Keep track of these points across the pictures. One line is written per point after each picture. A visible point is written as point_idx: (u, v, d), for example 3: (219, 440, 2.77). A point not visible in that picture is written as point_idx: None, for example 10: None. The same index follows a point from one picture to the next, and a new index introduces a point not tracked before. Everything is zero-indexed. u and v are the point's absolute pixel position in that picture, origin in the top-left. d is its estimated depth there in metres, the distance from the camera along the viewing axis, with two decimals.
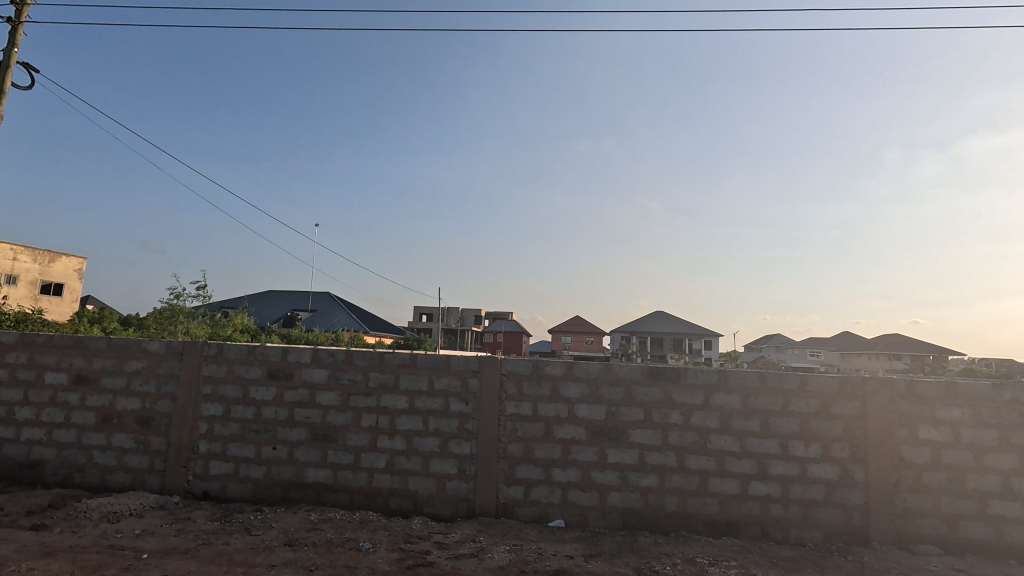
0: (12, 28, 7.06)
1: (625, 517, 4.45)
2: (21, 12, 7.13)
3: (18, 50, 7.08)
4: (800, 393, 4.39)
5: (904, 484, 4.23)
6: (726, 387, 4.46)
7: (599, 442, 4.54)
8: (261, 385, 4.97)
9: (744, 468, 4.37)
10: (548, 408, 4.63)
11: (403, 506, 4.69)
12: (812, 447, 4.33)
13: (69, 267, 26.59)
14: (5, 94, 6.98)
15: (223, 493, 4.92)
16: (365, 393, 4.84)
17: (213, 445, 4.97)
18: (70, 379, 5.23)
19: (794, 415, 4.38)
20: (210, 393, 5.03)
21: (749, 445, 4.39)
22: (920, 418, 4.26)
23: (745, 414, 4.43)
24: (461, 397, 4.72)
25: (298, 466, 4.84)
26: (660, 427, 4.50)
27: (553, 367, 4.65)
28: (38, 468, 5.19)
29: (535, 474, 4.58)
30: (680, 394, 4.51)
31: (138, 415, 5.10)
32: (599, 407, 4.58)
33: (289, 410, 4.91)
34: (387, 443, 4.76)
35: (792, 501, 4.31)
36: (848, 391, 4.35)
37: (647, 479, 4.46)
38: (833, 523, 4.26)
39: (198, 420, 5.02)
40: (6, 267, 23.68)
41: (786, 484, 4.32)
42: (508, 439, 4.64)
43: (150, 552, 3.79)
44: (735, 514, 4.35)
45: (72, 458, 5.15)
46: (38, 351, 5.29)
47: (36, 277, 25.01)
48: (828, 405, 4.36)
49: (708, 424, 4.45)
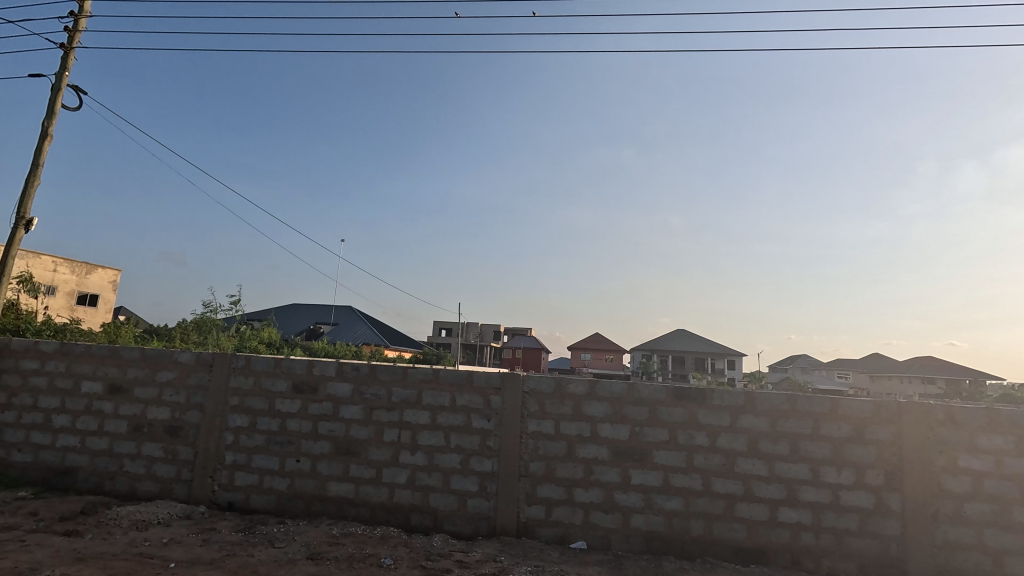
0: (65, 53, 7.49)
1: (649, 541, 4.35)
2: (73, 38, 7.56)
3: (68, 73, 7.49)
4: (830, 416, 4.28)
5: (943, 514, 4.04)
6: (754, 409, 4.37)
7: (623, 462, 4.47)
8: (286, 398, 5.05)
9: (774, 494, 4.25)
10: (571, 426, 4.58)
11: (423, 523, 4.68)
12: (845, 473, 4.19)
13: (106, 279, 27.70)
14: (56, 112, 7.37)
15: (246, 504, 4.98)
16: (388, 408, 4.87)
17: (238, 456, 5.05)
18: (105, 388, 5.39)
19: (825, 440, 4.26)
20: (237, 405, 5.12)
21: (778, 468, 4.27)
22: (960, 446, 4.08)
23: (774, 437, 4.32)
24: (482, 414, 4.71)
25: (321, 479, 4.87)
26: (685, 448, 4.41)
27: (575, 386, 4.62)
28: (71, 475, 5.33)
29: (556, 494, 4.52)
30: (705, 415, 4.42)
31: (167, 425, 5.21)
32: (623, 427, 4.52)
33: (313, 423, 4.97)
34: (409, 458, 4.77)
35: (825, 529, 4.16)
36: (882, 415, 4.21)
37: (671, 501, 4.36)
38: (868, 554, 4.09)
39: (225, 431, 5.11)
40: (47, 278, 24.68)
41: (818, 511, 4.18)
42: (530, 457, 4.60)
43: (177, 562, 3.84)
44: (764, 540, 4.21)
45: (103, 465, 5.28)
46: (76, 361, 5.48)
47: (73, 288, 25.93)
48: (861, 429, 4.22)
49: (734, 446, 4.35)
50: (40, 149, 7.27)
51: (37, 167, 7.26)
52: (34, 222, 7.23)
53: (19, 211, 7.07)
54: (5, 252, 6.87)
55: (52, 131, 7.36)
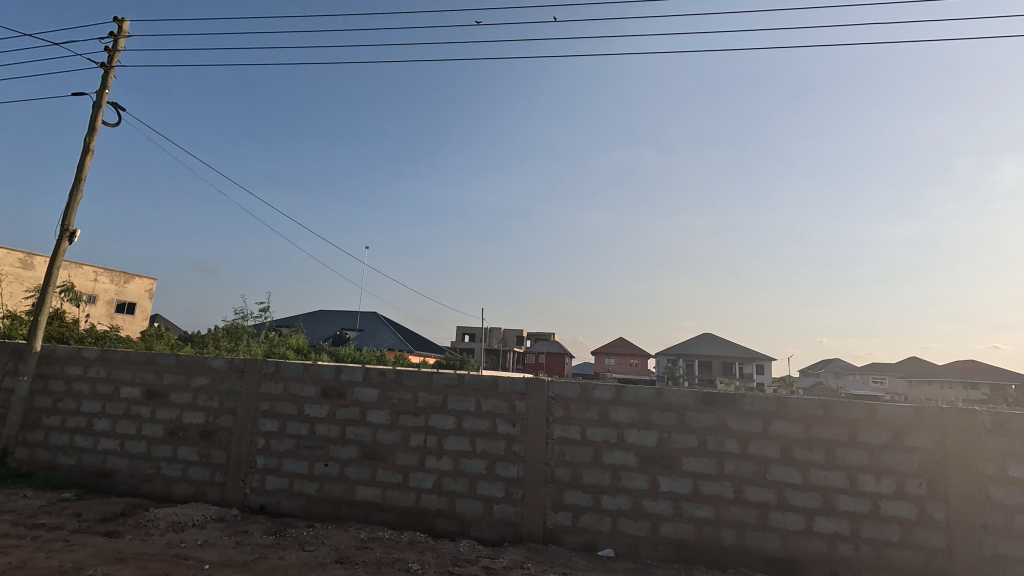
0: (105, 71, 7.83)
1: (678, 550, 4.26)
2: (112, 57, 7.89)
3: (108, 91, 7.82)
4: (868, 423, 4.13)
5: (992, 526, 3.84)
6: (786, 414, 4.26)
7: (650, 469, 4.40)
8: (314, 403, 5.13)
9: (809, 503, 4.12)
10: (597, 432, 4.54)
11: (450, 528, 4.68)
12: (884, 482, 4.04)
13: (143, 288, 28.73)
14: (96, 128, 7.70)
15: (277, 508, 5.07)
16: (414, 414, 4.90)
17: (269, 460, 5.15)
18: (142, 393, 5.58)
19: (863, 447, 4.11)
20: (267, 409, 5.23)
21: (813, 477, 4.14)
22: (1009, 454, 3.88)
23: (808, 444, 4.19)
24: (508, 419, 4.70)
25: (349, 483, 4.93)
26: (715, 455, 4.31)
27: (601, 391, 4.57)
28: (111, 478, 5.52)
29: (583, 501, 4.48)
30: (736, 421, 4.32)
31: (201, 429, 5.36)
32: (650, 433, 4.45)
33: (341, 428, 5.04)
34: (435, 463, 4.79)
35: (864, 540, 4.01)
36: (923, 422, 4.04)
37: (701, 509, 4.26)
38: (911, 567, 3.92)
39: (256, 436, 5.22)
40: (88, 287, 25.73)
41: (857, 521, 4.03)
42: (556, 463, 4.57)
43: (212, 563, 3.92)
44: (799, 551, 4.08)
45: (141, 468, 5.46)
46: (115, 367, 5.68)
47: (112, 297, 26.96)
48: (901, 436, 4.06)
49: (766, 453, 4.24)
50: (82, 164, 7.60)
51: (80, 180, 7.59)
52: (76, 234, 7.55)
53: (63, 224, 7.39)
54: (51, 263, 7.19)
55: (93, 146, 7.69)
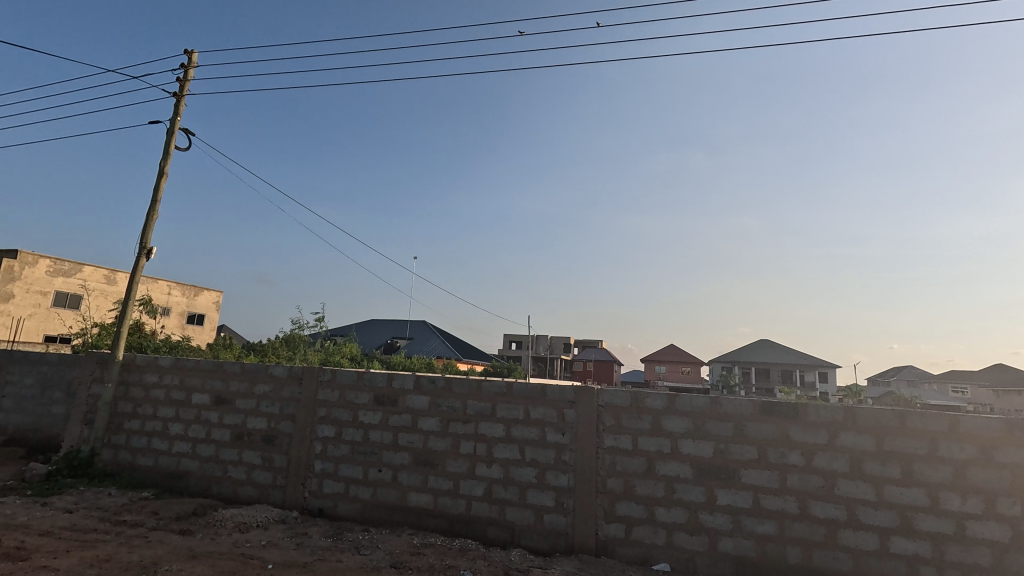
0: (177, 100, 8.46)
1: (739, 566, 4.06)
2: (183, 87, 8.52)
3: (180, 118, 8.44)
4: (950, 436, 3.81)
5: None
6: (855, 425, 4.00)
7: (707, 481, 4.24)
8: (368, 410, 5.28)
9: (884, 521, 3.83)
10: (649, 442, 4.42)
11: (501, 537, 4.67)
12: (971, 501, 3.70)
13: (211, 300, 30.66)
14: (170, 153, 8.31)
15: (334, 511, 5.23)
16: (464, 421, 4.95)
17: (326, 465, 5.33)
18: (211, 399, 5.93)
19: (945, 462, 3.79)
20: (324, 416, 5.43)
21: (888, 493, 3.86)
22: None
23: (881, 457, 3.91)
24: (557, 428, 4.66)
25: (402, 489, 5.03)
26: (777, 467, 4.10)
27: (653, 400, 4.46)
28: (184, 479, 5.89)
29: (636, 513, 4.36)
30: (799, 432, 4.10)
31: (264, 434, 5.62)
32: (705, 444, 4.29)
33: (394, 434, 5.15)
34: (485, 471, 4.81)
35: (949, 564, 3.68)
36: (1016, 436, 3.68)
37: (763, 525, 4.06)
38: None
39: (314, 441, 5.42)
40: (164, 300, 27.73)
41: (940, 543, 3.72)
42: (608, 473, 4.48)
43: (275, 563, 4.09)
44: (873, 572, 3.80)
45: (211, 471, 5.78)
46: (187, 374, 6.07)
47: (185, 309, 28.92)
48: (990, 451, 3.71)
49: (834, 467, 3.99)
50: (158, 186, 8.23)
51: (156, 202, 8.21)
52: (153, 251, 8.15)
53: (141, 242, 8.00)
54: (131, 279, 7.80)
55: (167, 170, 8.30)
